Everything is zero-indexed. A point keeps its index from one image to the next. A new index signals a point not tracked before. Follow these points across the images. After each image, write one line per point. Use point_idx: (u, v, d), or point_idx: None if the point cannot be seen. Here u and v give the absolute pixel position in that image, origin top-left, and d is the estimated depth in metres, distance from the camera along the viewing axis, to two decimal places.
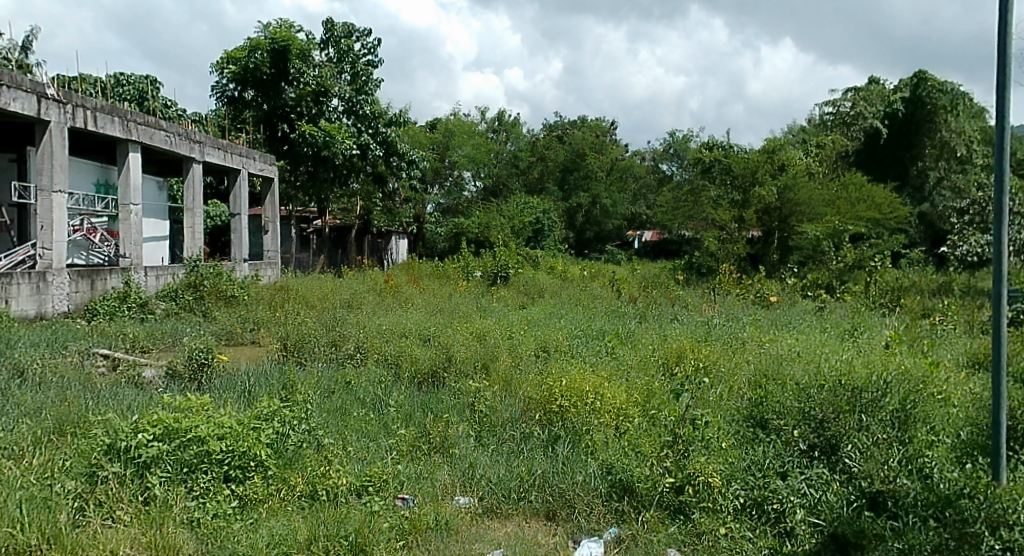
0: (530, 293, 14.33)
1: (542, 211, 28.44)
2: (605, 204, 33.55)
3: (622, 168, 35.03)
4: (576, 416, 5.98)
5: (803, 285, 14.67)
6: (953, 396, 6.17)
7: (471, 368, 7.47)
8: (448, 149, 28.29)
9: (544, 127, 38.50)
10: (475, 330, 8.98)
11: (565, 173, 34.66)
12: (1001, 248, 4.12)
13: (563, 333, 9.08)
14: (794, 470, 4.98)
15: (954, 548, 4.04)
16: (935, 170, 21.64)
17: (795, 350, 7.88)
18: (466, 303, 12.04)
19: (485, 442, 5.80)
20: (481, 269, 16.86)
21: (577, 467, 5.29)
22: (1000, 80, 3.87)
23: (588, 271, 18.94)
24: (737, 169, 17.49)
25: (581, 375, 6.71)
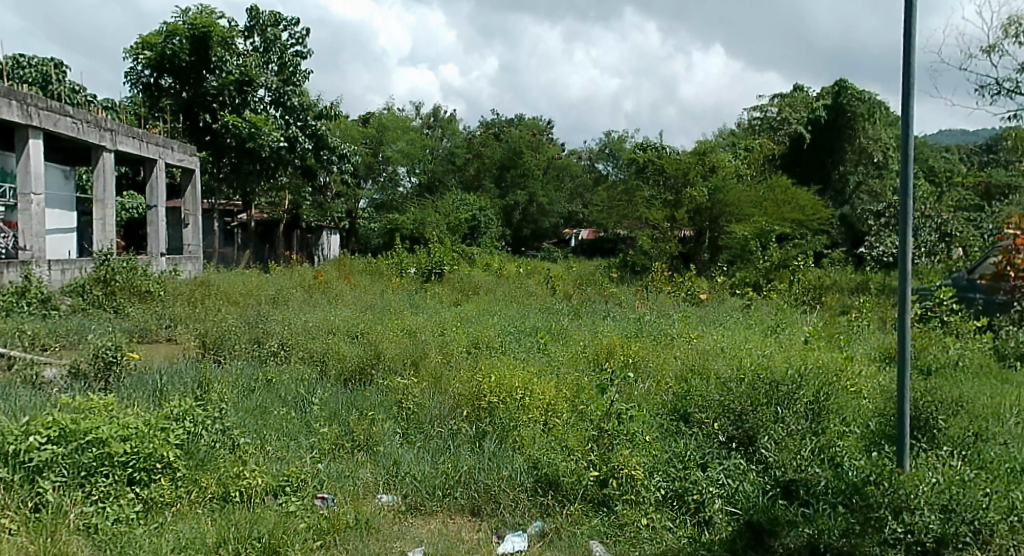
0: (465, 290, 14.25)
1: (478, 208, 28.44)
2: (542, 202, 33.71)
3: (558, 167, 35.30)
4: (503, 412, 5.96)
5: (732, 283, 14.96)
6: (864, 388, 6.39)
7: (400, 365, 7.37)
8: (381, 144, 28.00)
9: (482, 124, 38.74)
10: (407, 327, 8.86)
11: (502, 169, 34.17)
12: (906, 246, 4.27)
13: (496, 330, 9.04)
14: (714, 461, 5.06)
15: (859, 532, 4.12)
16: (854, 174, 22.46)
17: (720, 346, 8.04)
18: (399, 299, 11.93)
19: (412, 440, 5.73)
20: (415, 265, 16.71)
21: (503, 461, 5.28)
22: (905, 78, 3.99)
23: (524, 268, 18.97)
24: (669, 169, 17.80)
25: (510, 371, 6.71)
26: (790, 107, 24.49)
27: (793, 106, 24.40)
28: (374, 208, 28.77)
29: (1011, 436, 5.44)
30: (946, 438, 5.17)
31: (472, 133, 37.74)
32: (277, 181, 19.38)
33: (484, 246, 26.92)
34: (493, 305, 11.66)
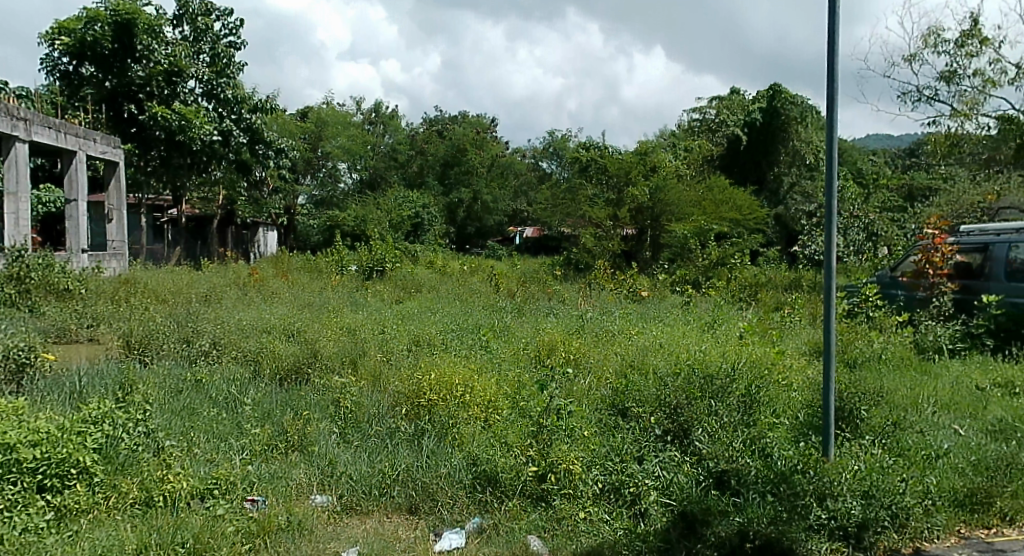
0: (407, 288, 14.06)
1: (422, 205, 28.24)
2: (486, 199, 33.63)
3: (502, 165, 35.31)
4: (443, 410, 5.89)
5: (672, 281, 15.12)
6: (794, 380, 6.55)
7: (337, 363, 7.24)
8: (320, 139, 27.56)
9: (424, 122, 38.48)
10: (346, 325, 8.71)
11: (445, 168, 34.35)
12: (832, 241, 4.50)
13: (437, 327, 8.97)
14: (650, 453, 5.07)
15: (787, 519, 4.30)
16: (788, 175, 23.03)
17: (658, 342, 8.12)
18: (337, 297, 11.74)
19: (349, 440, 5.60)
20: (356, 263, 16.46)
21: (441, 459, 5.21)
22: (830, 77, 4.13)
23: (467, 265, 18.88)
24: (611, 169, 17.87)
25: (450, 369, 6.64)
26: (727, 109, 24.87)
27: (730, 108, 24.82)
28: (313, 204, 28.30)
29: (926, 425, 5.64)
30: (868, 427, 5.31)
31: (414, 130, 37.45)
32: (209, 176, 18.85)
33: (427, 243, 26.74)
34: (436, 303, 11.55)
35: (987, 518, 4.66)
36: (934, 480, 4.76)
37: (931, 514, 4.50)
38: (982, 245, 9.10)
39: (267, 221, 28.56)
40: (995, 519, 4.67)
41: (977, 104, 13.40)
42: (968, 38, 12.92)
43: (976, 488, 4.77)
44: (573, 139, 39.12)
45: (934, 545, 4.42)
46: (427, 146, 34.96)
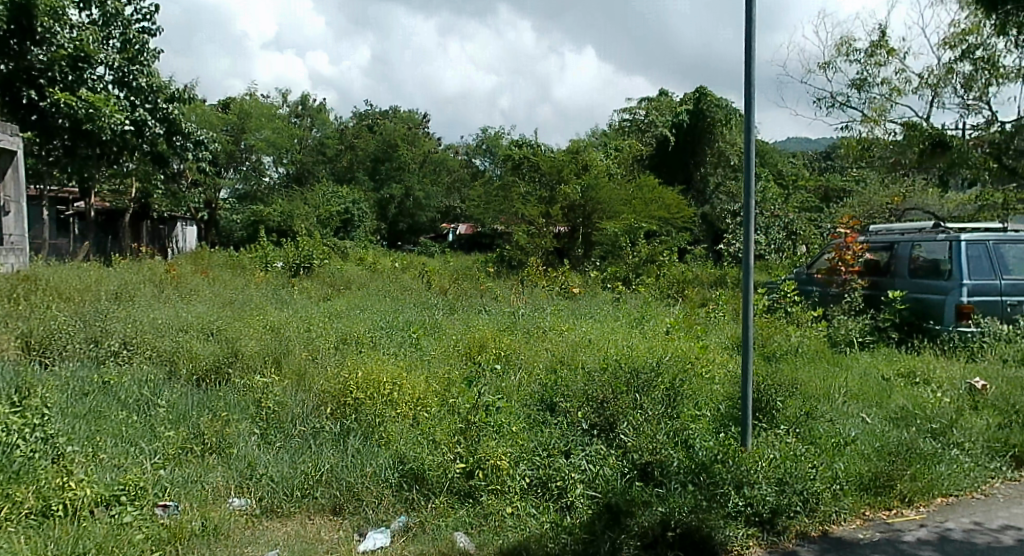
0: (336, 285, 13.79)
1: (352, 201, 27.84)
2: (418, 196, 33.36)
3: (434, 161, 35.11)
4: (369, 408, 5.78)
5: (603, 278, 15.22)
6: (716, 373, 6.70)
7: (259, 363, 7.03)
8: (244, 132, 26.84)
9: (354, 117, 37.93)
10: (270, 323, 8.47)
11: (376, 163, 33.95)
12: (750, 237, 4.64)
13: (365, 325, 8.82)
14: (577, 447, 5.07)
15: (706, 507, 4.42)
16: (714, 176, 23.61)
17: (587, 338, 8.16)
18: (261, 295, 11.42)
19: (270, 440, 5.44)
20: (281, 260, 15.92)
21: (367, 458, 5.10)
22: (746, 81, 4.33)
23: (398, 262, 18.66)
24: (544, 166, 17.90)
25: (377, 367, 6.52)
26: (656, 110, 25.20)
27: (659, 110, 25.17)
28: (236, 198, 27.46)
29: (836, 413, 5.83)
30: (783, 417, 5.46)
31: (343, 125, 36.79)
32: (121, 168, 18.10)
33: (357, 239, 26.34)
34: (366, 301, 11.34)
35: (888, 500, 4.84)
36: (843, 465, 4.94)
37: (839, 498, 4.69)
38: (889, 243, 9.55)
39: (187, 216, 27.65)
40: (896, 501, 4.86)
41: (886, 111, 13.96)
42: (877, 48, 13.45)
43: (879, 473, 4.95)
44: (506, 137, 39.20)
45: (841, 527, 4.58)
46: (357, 142, 34.44)
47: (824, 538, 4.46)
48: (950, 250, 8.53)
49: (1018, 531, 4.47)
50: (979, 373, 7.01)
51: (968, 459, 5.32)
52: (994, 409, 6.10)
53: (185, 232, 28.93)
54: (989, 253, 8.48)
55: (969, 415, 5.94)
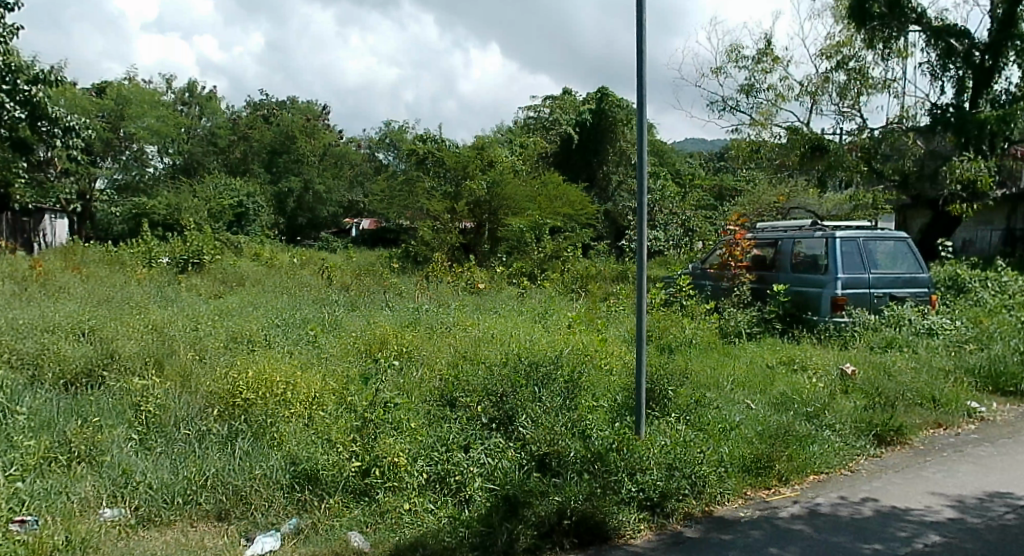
0: (228, 282, 13.41)
1: (246, 195, 27.54)
2: (318, 189, 32.78)
3: (335, 155, 34.55)
4: (261, 409, 5.65)
5: (510, 274, 15.34)
6: (615, 364, 6.97)
7: (139, 364, 6.74)
8: (123, 119, 25.94)
9: (250, 107, 36.93)
10: (152, 323, 8.10)
11: (272, 155, 33.11)
12: (643, 236, 4.92)
13: (259, 323, 8.61)
14: (475, 441, 5.12)
15: (601, 494, 4.58)
16: (616, 174, 24.21)
17: (491, 333, 8.25)
18: (144, 293, 10.95)
19: (150, 446, 5.20)
20: (167, 255, 15.40)
21: (257, 460, 4.98)
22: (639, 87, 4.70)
23: (297, 258, 18.28)
24: (449, 162, 17.94)
25: (271, 367, 6.37)
26: (560, 109, 25.54)
27: (562, 108, 25.52)
28: (114, 188, 26.11)
29: (723, 400, 6.15)
30: (674, 405, 5.74)
31: (239, 116, 35.60)
32: None
33: (253, 234, 25.60)
34: (261, 298, 11.07)
35: (768, 479, 5.18)
36: (727, 449, 5.24)
37: (723, 480, 4.99)
38: (773, 240, 10.09)
39: (57, 209, 26.13)
40: (774, 480, 5.21)
41: (772, 115, 14.72)
42: (763, 55, 14.14)
43: (760, 454, 5.28)
44: (410, 131, 38.97)
45: (724, 507, 4.88)
46: (253, 133, 33.45)
47: (708, 518, 4.74)
48: (826, 246, 9.11)
49: (877, 502, 4.86)
50: (850, 359, 7.55)
51: (838, 439, 5.73)
52: (861, 392, 6.57)
53: (55, 226, 27.33)
54: (859, 249, 9.09)
55: (839, 398, 6.38)
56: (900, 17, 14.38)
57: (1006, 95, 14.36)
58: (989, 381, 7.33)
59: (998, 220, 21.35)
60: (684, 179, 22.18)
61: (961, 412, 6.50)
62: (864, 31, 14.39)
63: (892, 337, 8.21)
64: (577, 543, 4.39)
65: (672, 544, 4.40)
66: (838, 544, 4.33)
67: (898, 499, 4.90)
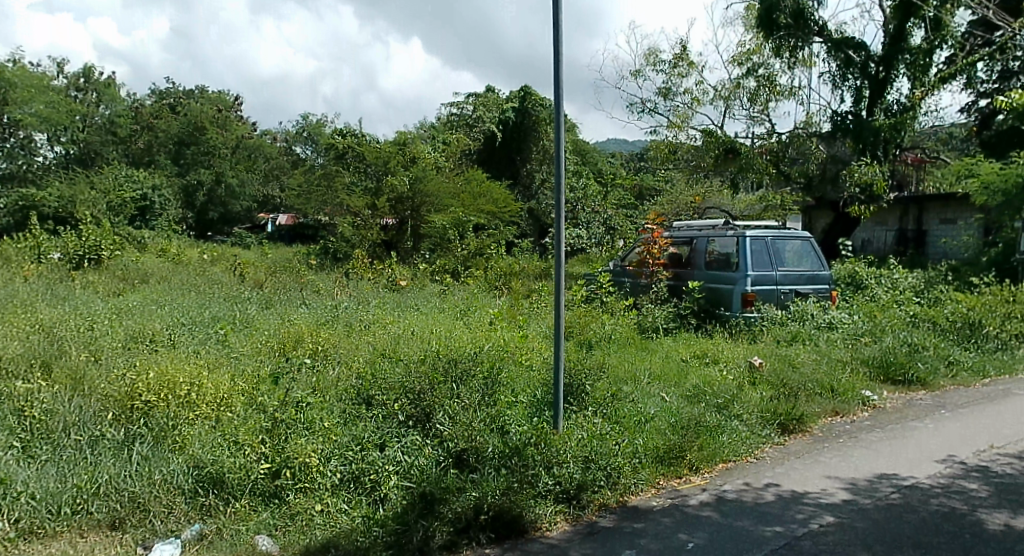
0: (129, 279, 12.94)
1: (150, 186, 26.39)
2: (230, 183, 31.95)
3: (249, 148, 33.73)
4: (162, 412, 5.18)
5: (433, 271, 15.29)
6: (535, 361, 7.06)
7: (24, 367, 6.21)
8: (6, 105, 24.82)
9: (153, 96, 35.83)
10: (39, 322, 7.59)
11: (179, 147, 31.96)
12: (560, 233, 5.02)
13: (162, 322, 8.21)
14: (391, 439, 5.03)
15: (517, 488, 4.65)
16: (540, 173, 24.43)
17: (412, 331, 8.19)
18: (32, 290, 10.45)
19: (33, 454, 4.74)
20: (60, 249, 14.70)
21: (157, 465, 4.63)
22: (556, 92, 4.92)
23: (206, 254, 17.76)
24: (369, 157, 17.37)
25: (175, 366, 5.98)
26: (484, 106, 25.54)
27: (485, 105, 25.50)
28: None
29: (639, 394, 6.32)
30: (592, 399, 5.88)
31: (142, 105, 34.29)
32: None
33: (160, 228, 24.73)
34: (165, 297, 10.64)
35: (679, 468, 5.38)
36: (642, 441, 5.40)
37: (637, 471, 5.15)
38: (688, 239, 10.39)
39: None
40: (685, 469, 5.41)
41: (688, 118, 15.15)
42: (679, 60, 14.54)
43: (673, 445, 5.46)
44: (330, 126, 38.45)
45: (638, 497, 5.05)
46: (159, 124, 32.25)
47: (622, 508, 4.90)
48: (737, 245, 9.46)
49: (778, 487, 5.11)
50: (758, 352, 7.87)
51: (745, 428, 5.98)
52: (767, 384, 6.86)
53: None
54: (768, 248, 9.48)
55: (747, 389, 6.66)
56: (804, 27, 15.01)
57: (898, 104, 15.13)
58: (881, 371, 7.78)
59: (892, 221, 22.49)
60: (605, 179, 22.54)
61: (856, 401, 6.89)
62: (772, 39, 14.97)
63: (797, 331, 8.60)
64: (493, 538, 4.47)
65: (587, 535, 4.53)
66: (742, 528, 4.54)
67: (798, 484, 5.16)
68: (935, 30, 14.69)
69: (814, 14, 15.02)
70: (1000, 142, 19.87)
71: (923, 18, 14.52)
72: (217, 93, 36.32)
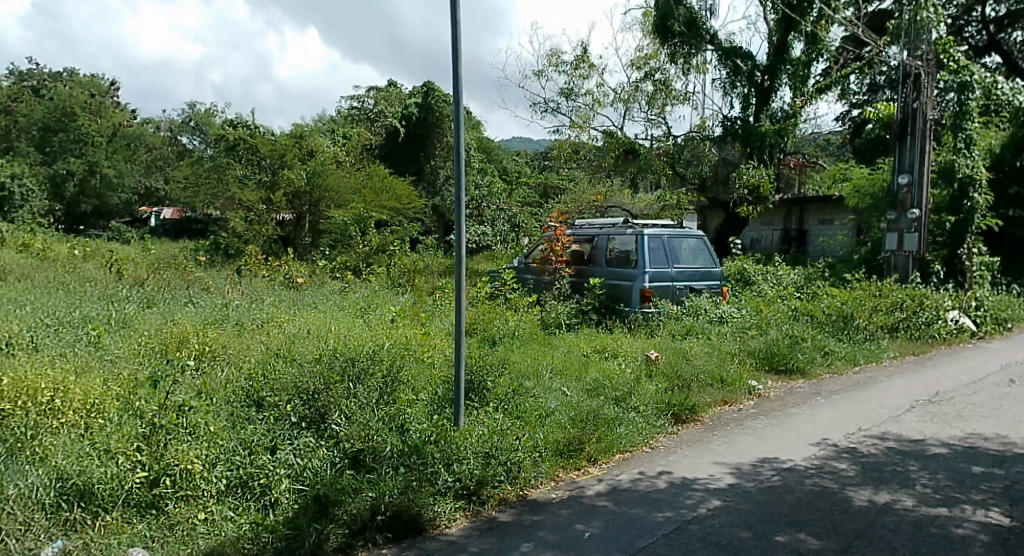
0: None
1: (11, 175, 24.50)
2: (105, 173, 30.32)
3: (125, 136, 32.08)
4: (19, 420, 4.77)
5: (333, 267, 14.97)
6: (436, 357, 7.01)
7: None
8: None
9: (14, 77, 33.39)
10: None
11: (45, 134, 29.85)
12: (462, 231, 4.99)
13: (23, 323, 7.63)
14: (283, 442, 4.85)
15: (417, 487, 4.60)
16: (444, 169, 24.35)
17: (308, 330, 7.98)
18: None
19: None
20: None
21: (14, 476, 4.24)
22: (456, 89, 4.94)
23: (80, 250, 16.72)
24: (263, 150, 16.81)
25: (37, 371, 5.55)
26: (385, 100, 25.29)
27: (387, 100, 25.20)
28: None
29: (541, 389, 6.36)
30: (493, 395, 5.89)
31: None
32: None
33: (25, 219, 23.17)
34: (27, 297, 9.86)
35: (578, 460, 5.45)
36: (542, 434, 5.43)
37: (537, 465, 5.18)
38: (590, 237, 10.55)
39: None
40: (584, 461, 5.49)
41: (590, 119, 15.40)
42: (581, 62, 14.75)
43: (572, 438, 5.52)
44: (217, 116, 37.14)
45: (538, 490, 5.08)
46: (19, 107, 29.90)
47: (522, 502, 4.92)
48: (636, 243, 9.66)
49: (670, 474, 5.25)
50: (654, 346, 8.07)
51: (641, 419, 6.12)
52: (663, 376, 7.04)
53: None
54: (664, 246, 9.73)
55: (644, 382, 6.82)
56: (697, 36, 15.38)
57: (782, 112, 15.66)
58: (766, 362, 8.11)
59: (777, 221, 23.41)
60: (509, 178, 22.70)
61: (743, 390, 7.17)
62: (667, 46, 15.41)
63: (691, 325, 8.87)
64: (390, 537, 4.40)
65: (487, 530, 4.52)
66: (636, 516, 4.63)
67: (688, 470, 5.31)
68: (812, 44, 15.35)
69: (706, 23, 15.38)
70: (869, 149, 21.05)
71: (802, 32, 15.38)
72: (92, 77, 34.28)
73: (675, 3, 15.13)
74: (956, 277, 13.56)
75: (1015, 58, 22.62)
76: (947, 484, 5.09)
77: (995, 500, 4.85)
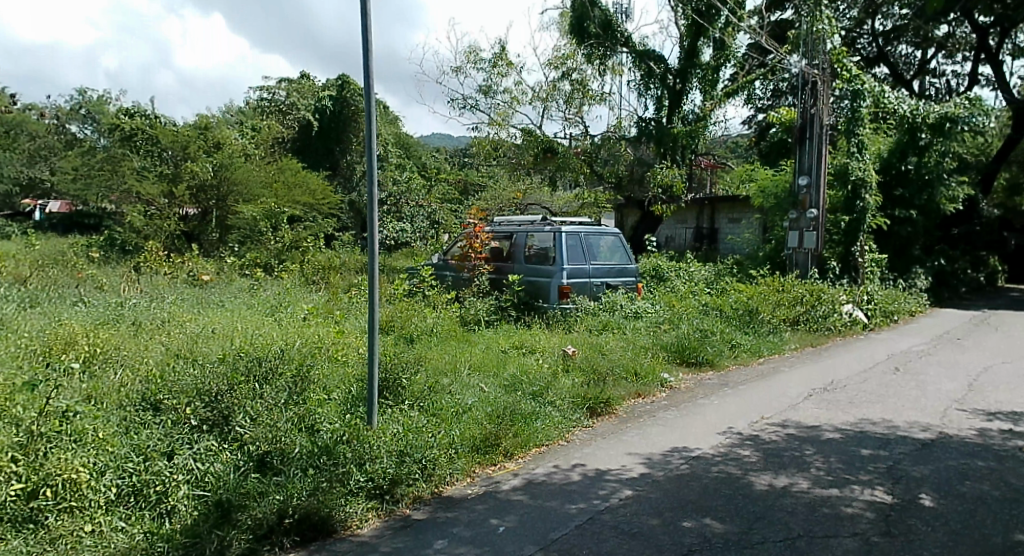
0: None
1: None
2: None
3: None
4: None
5: (242, 264, 14.47)
6: (349, 355, 6.83)
7: None
8: None
9: None
10: None
11: None
12: (374, 227, 4.86)
13: None
14: (181, 446, 4.60)
15: (327, 488, 4.45)
16: (361, 164, 23.94)
17: (213, 329, 7.66)
18: None
19: None
20: None
21: None
22: (366, 81, 4.81)
23: None
24: (164, 141, 16.11)
25: None
26: (297, 93, 24.88)
27: (300, 93, 24.74)
28: None
29: (458, 385, 6.26)
30: (409, 393, 5.75)
31: None
32: None
33: None
34: None
35: (494, 455, 5.39)
36: (458, 431, 5.34)
37: (452, 461, 5.08)
38: (509, 234, 10.53)
39: None
40: (500, 456, 5.43)
41: (508, 117, 15.38)
42: (498, 60, 14.70)
43: (488, 434, 5.45)
44: (110, 103, 35.31)
45: (453, 487, 4.99)
46: None
47: (437, 499, 4.82)
48: (554, 240, 9.69)
49: (584, 466, 5.25)
50: (572, 341, 8.10)
51: (557, 413, 6.11)
52: (579, 370, 7.07)
53: None
54: (581, 244, 9.81)
55: (560, 376, 6.82)
56: (612, 38, 15.63)
57: (693, 114, 16.11)
58: (677, 355, 8.23)
59: (690, 220, 23.97)
60: (425, 174, 22.52)
61: (656, 383, 7.25)
62: (583, 46, 15.55)
63: (607, 321, 8.94)
64: (298, 541, 4.25)
65: (400, 528, 4.41)
66: (550, 508, 4.60)
67: (603, 462, 5.33)
68: (720, 50, 15.87)
69: (620, 26, 15.64)
70: (773, 152, 21.52)
71: (710, 38, 15.81)
72: None
73: (590, 5, 15.29)
74: (849, 273, 14.18)
75: (900, 69, 23.65)
76: (839, 466, 5.26)
77: (880, 480, 5.03)
